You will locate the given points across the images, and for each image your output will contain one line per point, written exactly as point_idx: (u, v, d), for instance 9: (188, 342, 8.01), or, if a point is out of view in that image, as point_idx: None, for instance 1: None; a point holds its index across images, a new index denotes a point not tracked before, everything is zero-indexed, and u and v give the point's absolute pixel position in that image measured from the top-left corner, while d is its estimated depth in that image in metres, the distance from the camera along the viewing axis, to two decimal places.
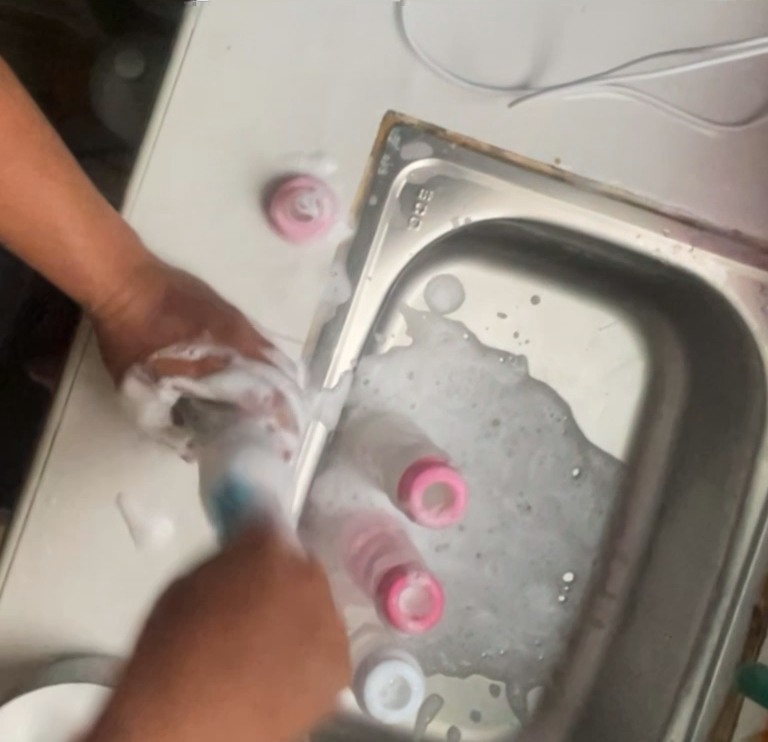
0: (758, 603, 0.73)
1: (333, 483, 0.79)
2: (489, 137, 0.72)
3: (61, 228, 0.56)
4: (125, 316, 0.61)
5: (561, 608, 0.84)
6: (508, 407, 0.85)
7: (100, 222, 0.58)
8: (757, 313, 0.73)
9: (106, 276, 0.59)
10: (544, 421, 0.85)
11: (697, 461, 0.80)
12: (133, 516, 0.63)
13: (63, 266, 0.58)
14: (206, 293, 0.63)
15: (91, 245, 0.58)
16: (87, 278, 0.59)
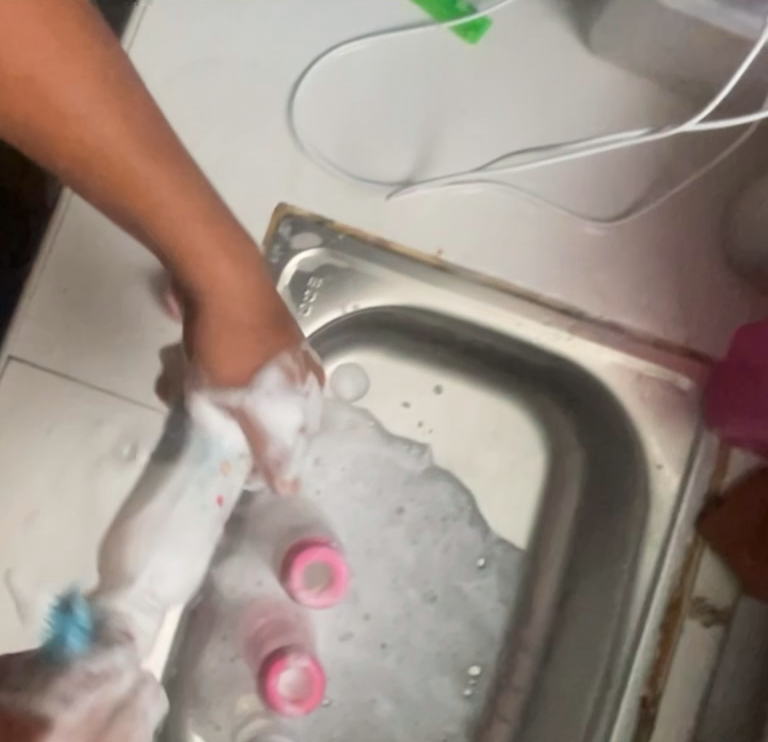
0: (645, 693, 0.70)
1: (238, 570, 0.76)
2: (374, 229, 0.73)
3: (170, 215, 0.50)
4: (240, 300, 0.58)
5: (466, 702, 0.82)
6: (412, 494, 0.84)
7: (197, 194, 0.51)
8: (639, 401, 0.73)
9: (231, 261, 0.56)
10: (448, 508, 0.84)
11: (591, 549, 0.80)
12: (20, 593, 0.65)
13: (177, 239, 0.52)
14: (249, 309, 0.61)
15: (196, 224, 0.52)
16: (207, 263, 0.55)
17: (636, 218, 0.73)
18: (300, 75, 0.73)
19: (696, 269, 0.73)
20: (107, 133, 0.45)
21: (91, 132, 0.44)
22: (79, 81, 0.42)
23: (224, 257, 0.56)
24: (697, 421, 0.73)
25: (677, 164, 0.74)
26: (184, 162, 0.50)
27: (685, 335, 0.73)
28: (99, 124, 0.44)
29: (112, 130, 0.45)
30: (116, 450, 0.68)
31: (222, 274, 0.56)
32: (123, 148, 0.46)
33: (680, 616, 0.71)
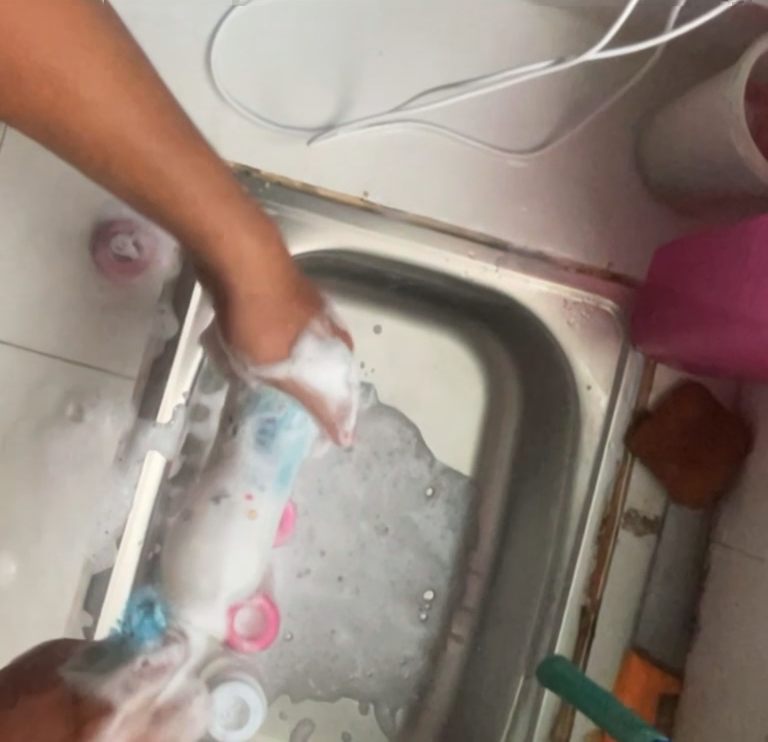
0: (585, 603, 0.74)
1: None
2: (300, 175, 0.73)
3: (177, 181, 0.53)
4: (266, 283, 0.60)
5: (422, 626, 0.85)
6: (360, 432, 0.85)
7: (208, 163, 0.54)
8: (568, 327, 0.76)
9: (254, 248, 0.58)
10: (395, 444, 0.86)
11: (531, 473, 0.83)
12: None
13: (181, 207, 0.54)
14: (283, 298, 0.62)
15: (217, 201, 0.55)
16: (215, 228, 0.56)
17: (555, 148, 0.75)
18: (215, 23, 0.72)
19: (614, 195, 0.76)
20: (93, 93, 0.47)
21: (86, 99, 0.47)
22: (73, 57, 0.45)
23: (244, 231, 0.57)
24: (623, 342, 0.76)
25: (591, 93, 0.76)
26: (180, 125, 0.52)
27: (608, 259, 0.76)
28: (91, 87, 0.47)
29: (102, 97, 0.47)
30: (61, 410, 0.69)
31: (252, 274, 0.59)
32: (148, 153, 0.51)
33: (613, 529, 0.75)
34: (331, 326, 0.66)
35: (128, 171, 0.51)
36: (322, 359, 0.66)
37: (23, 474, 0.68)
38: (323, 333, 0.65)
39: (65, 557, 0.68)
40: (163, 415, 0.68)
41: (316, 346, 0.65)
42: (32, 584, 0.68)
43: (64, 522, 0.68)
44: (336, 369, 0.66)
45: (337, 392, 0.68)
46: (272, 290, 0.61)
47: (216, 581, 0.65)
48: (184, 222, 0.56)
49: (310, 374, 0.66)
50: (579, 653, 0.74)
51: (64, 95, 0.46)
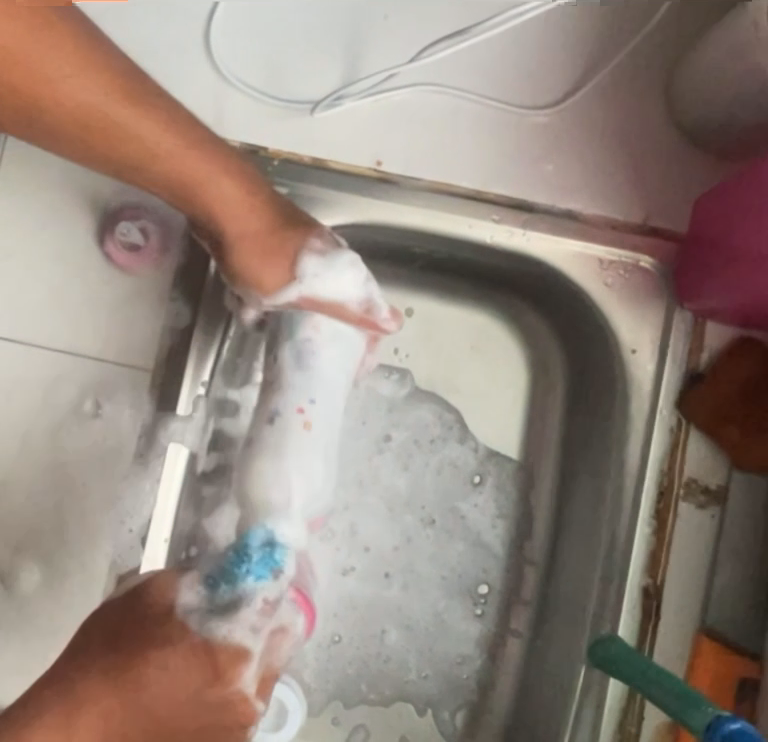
0: (647, 584, 0.68)
1: None
2: (310, 149, 0.70)
3: (144, 136, 0.55)
4: (251, 218, 0.60)
5: (478, 623, 0.80)
6: (397, 421, 0.81)
7: (172, 114, 0.56)
8: (605, 287, 0.71)
9: (232, 191, 0.59)
10: (436, 431, 0.81)
11: (580, 451, 0.78)
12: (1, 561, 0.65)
13: (153, 162, 0.56)
14: (272, 220, 0.60)
15: (183, 149, 0.56)
16: (193, 177, 0.57)
17: (577, 99, 0.70)
18: (213, 1, 0.69)
19: (646, 143, 0.71)
20: (42, 60, 0.50)
21: (44, 74, 0.51)
22: (18, 33, 0.49)
23: (221, 174, 0.58)
24: (668, 300, 0.71)
25: (611, 39, 0.71)
26: (142, 85, 0.54)
27: (644, 212, 0.71)
28: (36, 57, 0.50)
29: (56, 67, 0.51)
30: (78, 407, 0.67)
31: (229, 204, 0.59)
32: (104, 108, 0.53)
33: (672, 502, 0.69)
34: (329, 238, 0.62)
35: (96, 139, 0.54)
36: (323, 268, 0.61)
37: (44, 475, 0.66)
38: (324, 249, 0.62)
39: (89, 559, 0.66)
40: (183, 405, 0.65)
41: (320, 263, 0.61)
42: (57, 588, 0.65)
43: (87, 520, 0.66)
44: (348, 281, 0.62)
45: (351, 299, 0.63)
46: (261, 226, 0.60)
47: (285, 490, 0.60)
48: (164, 178, 0.57)
49: (322, 290, 0.62)
50: (644, 640, 0.68)
51: (25, 74, 0.50)
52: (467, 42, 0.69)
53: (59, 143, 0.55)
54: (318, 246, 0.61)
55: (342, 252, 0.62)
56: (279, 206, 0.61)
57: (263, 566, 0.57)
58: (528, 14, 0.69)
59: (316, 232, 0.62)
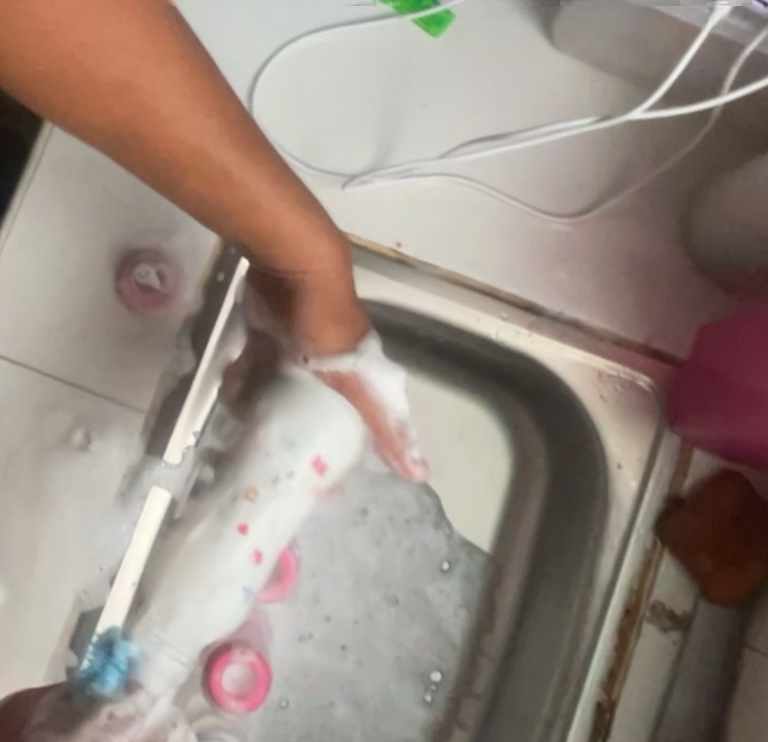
0: (601, 699, 0.68)
1: None
2: (333, 220, 0.71)
3: (243, 180, 0.48)
4: (296, 238, 0.54)
5: (426, 708, 0.80)
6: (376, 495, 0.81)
7: (245, 133, 0.47)
8: (600, 399, 0.72)
9: (287, 218, 0.52)
10: (413, 511, 0.81)
11: (553, 555, 0.78)
12: None
13: (218, 183, 0.48)
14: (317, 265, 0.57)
15: (279, 197, 0.50)
16: (253, 202, 0.50)
17: (597, 213, 0.72)
18: (263, 63, 0.71)
19: (656, 266, 0.73)
20: (165, 99, 0.41)
21: (163, 113, 0.42)
22: (148, 63, 0.40)
23: (301, 221, 0.53)
24: (658, 422, 0.72)
25: (638, 161, 0.73)
26: (222, 104, 0.45)
27: (648, 333, 0.72)
28: (158, 95, 0.41)
29: (179, 109, 0.42)
30: (67, 437, 0.67)
31: (301, 244, 0.55)
32: (216, 149, 0.46)
33: (637, 620, 0.69)
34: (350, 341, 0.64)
35: (163, 156, 0.45)
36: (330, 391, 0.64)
37: (20, 500, 0.66)
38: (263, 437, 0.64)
39: (56, 590, 0.66)
40: (171, 454, 0.69)
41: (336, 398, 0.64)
42: (17, 615, 0.65)
43: (59, 552, 0.67)
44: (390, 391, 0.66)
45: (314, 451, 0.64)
46: (301, 240, 0.54)
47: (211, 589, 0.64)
48: (241, 218, 0.51)
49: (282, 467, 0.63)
50: None
51: (141, 111, 0.41)
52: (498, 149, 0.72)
53: (154, 168, 0.46)
54: (324, 316, 0.61)
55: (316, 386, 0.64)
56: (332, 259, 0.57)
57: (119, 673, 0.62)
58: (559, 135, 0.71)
59: (346, 261, 0.59)
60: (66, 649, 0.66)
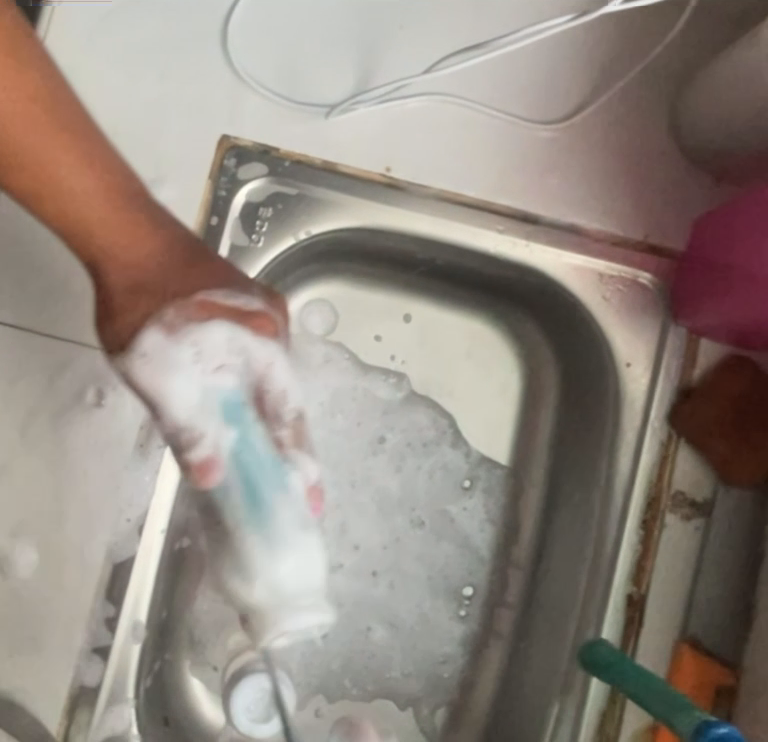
0: (632, 591, 0.70)
1: None
2: (321, 152, 0.71)
3: (68, 184, 0.53)
4: (121, 250, 0.56)
5: (462, 623, 0.81)
6: (392, 423, 0.82)
7: (84, 134, 0.54)
8: (602, 301, 0.73)
9: (113, 231, 0.56)
10: (431, 434, 0.83)
11: (570, 460, 0.79)
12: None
13: (57, 196, 0.53)
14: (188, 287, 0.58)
15: (100, 189, 0.54)
16: (82, 212, 0.54)
17: (583, 116, 0.72)
18: (231, 5, 0.71)
19: (647, 162, 0.72)
20: (11, 114, 0.50)
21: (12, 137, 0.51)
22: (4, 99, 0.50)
23: (139, 229, 0.56)
24: (663, 317, 0.73)
25: (619, 59, 0.73)
26: (87, 134, 0.54)
27: (644, 229, 0.72)
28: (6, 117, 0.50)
29: (30, 132, 0.51)
30: (81, 396, 0.68)
31: (151, 266, 0.57)
32: (65, 177, 0.53)
33: (660, 512, 0.71)
34: (199, 308, 0.59)
35: None
36: (201, 325, 0.59)
37: (43, 462, 0.67)
38: (174, 322, 0.58)
39: (87, 547, 0.67)
40: None
41: (226, 334, 0.59)
42: (54, 574, 0.67)
43: (86, 510, 0.67)
44: (221, 356, 0.59)
45: (273, 381, 0.61)
46: (140, 269, 0.57)
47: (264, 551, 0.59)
48: (67, 212, 0.54)
49: (205, 343, 0.59)
50: (627, 643, 0.70)
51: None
52: (479, 58, 0.71)
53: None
54: (174, 313, 0.58)
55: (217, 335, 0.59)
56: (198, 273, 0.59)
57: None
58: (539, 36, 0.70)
59: (182, 299, 0.58)
60: (104, 601, 0.67)
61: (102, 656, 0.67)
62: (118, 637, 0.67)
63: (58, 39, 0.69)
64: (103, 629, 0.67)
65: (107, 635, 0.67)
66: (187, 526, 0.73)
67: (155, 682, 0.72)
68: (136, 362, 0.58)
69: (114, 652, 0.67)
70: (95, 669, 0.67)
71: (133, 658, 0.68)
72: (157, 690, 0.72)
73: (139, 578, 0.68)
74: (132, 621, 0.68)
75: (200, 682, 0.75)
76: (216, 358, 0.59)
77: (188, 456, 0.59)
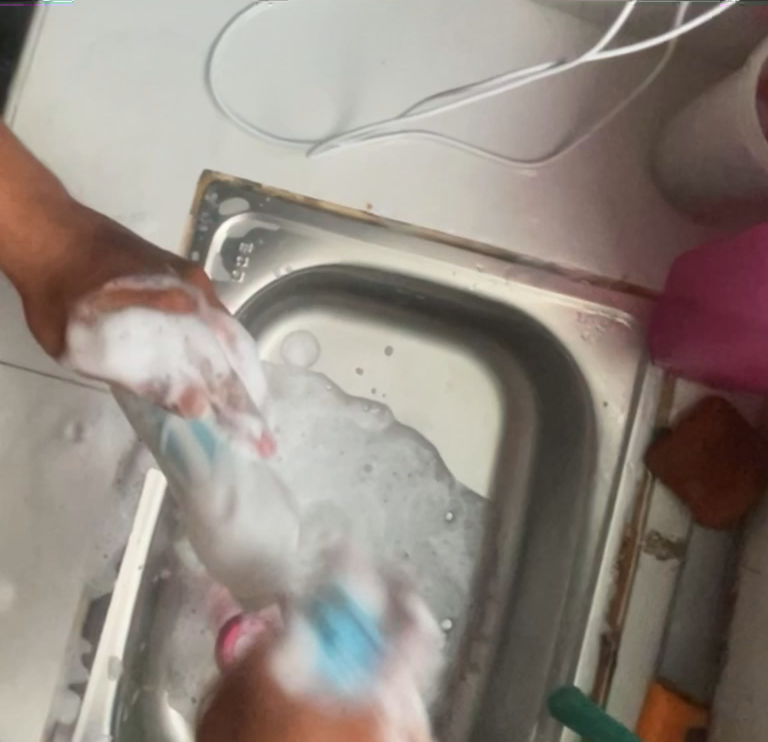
0: (606, 631, 0.71)
1: None
2: (302, 189, 0.71)
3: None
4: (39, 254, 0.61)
5: (440, 657, 0.80)
6: (375, 453, 0.82)
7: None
8: (581, 340, 0.73)
9: (30, 232, 0.61)
10: (413, 465, 0.82)
11: (548, 496, 0.79)
12: None
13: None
14: (112, 265, 0.60)
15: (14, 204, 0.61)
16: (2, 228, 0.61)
17: (564, 156, 0.73)
18: (214, 39, 0.71)
19: (627, 202, 0.73)
20: None
21: None
22: None
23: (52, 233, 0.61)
24: (641, 357, 0.73)
25: (601, 99, 0.73)
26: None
27: (623, 269, 0.73)
28: None
29: None
30: (59, 431, 0.68)
31: (63, 256, 0.61)
32: None
33: (634, 553, 0.71)
34: (110, 296, 0.59)
35: None
36: (116, 314, 0.59)
37: (20, 497, 0.67)
38: (91, 316, 0.59)
39: (63, 582, 0.67)
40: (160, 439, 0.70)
41: (143, 322, 0.59)
42: (29, 609, 0.67)
43: (63, 544, 0.67)
44: (137, 327, 0.58)
45: (200, 351, 0.59)
46: (58, 267, 0.61)
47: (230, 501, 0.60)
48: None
49: (124, 331, 0.58)
50: (601, 684, 0.70)
51: None
52: (461, 100, 0.71)
53: None
54: (90, 308, 0.59)
55: (139, 304, 0.59)
56: (112, 252, 0.61)
57: (358, 649, 0.52)
58: (519, 80, 0.70)
59: (95, 294, 0.59)
60: (80, 636, 0.67)
61: (78, 691, 0.67)
62: (94, 672, 0.67)
63: (39, 71, 0.69)
64: (79, 664, 0.67)
65: (83, 670, 0.67)
66: (166, 554, 0.73)
67: (133, 714, 0.72)
68: (74, 359, 0.60)
69: (90, 687, 0.67)
70: (70, 704, 0.67)
71: (109, 695, 0.68)
72: (134, 723, 0.71)
73: (114, 614, 0.68)
74: (108, 657, 0.68)
75: (177, 713, 0.75)
76: (141, 341, 0.58)
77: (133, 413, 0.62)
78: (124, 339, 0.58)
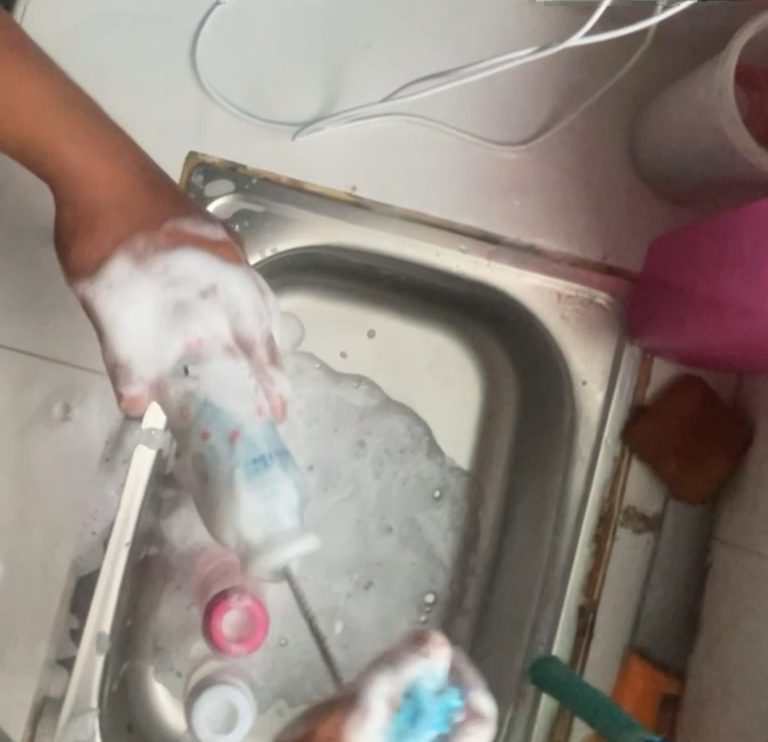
0: (583, 603, 0.73)
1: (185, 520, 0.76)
2: (288, 170, 0.72)
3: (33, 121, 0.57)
4: (93, 175, 0.58)
5: (421, 630, 0.81)
6: (369, 428, 0.84)
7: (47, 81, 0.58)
8: (561, 320, 0.75)
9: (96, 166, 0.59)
10: (405, 441, 0.84)
11: (528, 472, 0.81)
12: None
13: (3, 118, 0.57)
14: (175, 196, 0.61)
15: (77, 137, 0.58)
16: (59, 155, 0.58)
17: (544, 140, 0.74)
18: (200, 20, 0.72)
19: (606, 185, 0.74)
20: None
21: None
22: None
23: (114, 169, 0.59)
24: (619, 337, 0.75)
25: (581, 84, 0.75)
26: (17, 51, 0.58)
27: (602, 251, 0.74)
28: None
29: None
30: (48, 409, 0.69)
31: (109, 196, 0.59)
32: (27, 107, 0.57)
33: (611, 526, 0.73)
34: (166, 237, 0.60)
35: None
36: (173, 254, 0.60)
37: (8, 474, 0.68)
38: (144, 254, 0.59)
39: (51, 559, 0.68)
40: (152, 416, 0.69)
41: (196, 259, 0.60)
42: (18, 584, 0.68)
43: (51, 521, 0.69)
44: (192, 268, 0.60)
45: (243, 307, 0.61)
46: (117, 198, 0.59)
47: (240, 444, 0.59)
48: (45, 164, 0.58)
49: (178, 272, 0.60)
50: (578, 655, 0.72)
51: None
52: (443, 83, 0.72)
53: None
54: (147, 245, 0.60)
55: (193, 242, 0.61)
56: (170, 198, 0.61)
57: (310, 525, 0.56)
58: (500, 65, 0.72)
59: (151, 232, 0.60)
60: (68, 613, 0.68)
61: (65, 667, 0.68)
62: (82, 648, 0.69)
63: None
64: (67, 639, 0.68)
65: (70, 645, 0.68)
66: (153, 533, 0.75)
67: (121, 687, 0.73)
68: (103, 292, 0.59)
69: (78, 663, 0.69)
70: (58, 679, 0.68)
71: (97, 670, 0.69)
72: (122, 698, 0.73)
73: (103, 591, 0.69)
74: (95, 633, 0.69)
75: (163, 687, 0.76)
76: (185, 281, 0.60)
77: (120, 390, 0.60)
78: (159, 263, 0.60)
